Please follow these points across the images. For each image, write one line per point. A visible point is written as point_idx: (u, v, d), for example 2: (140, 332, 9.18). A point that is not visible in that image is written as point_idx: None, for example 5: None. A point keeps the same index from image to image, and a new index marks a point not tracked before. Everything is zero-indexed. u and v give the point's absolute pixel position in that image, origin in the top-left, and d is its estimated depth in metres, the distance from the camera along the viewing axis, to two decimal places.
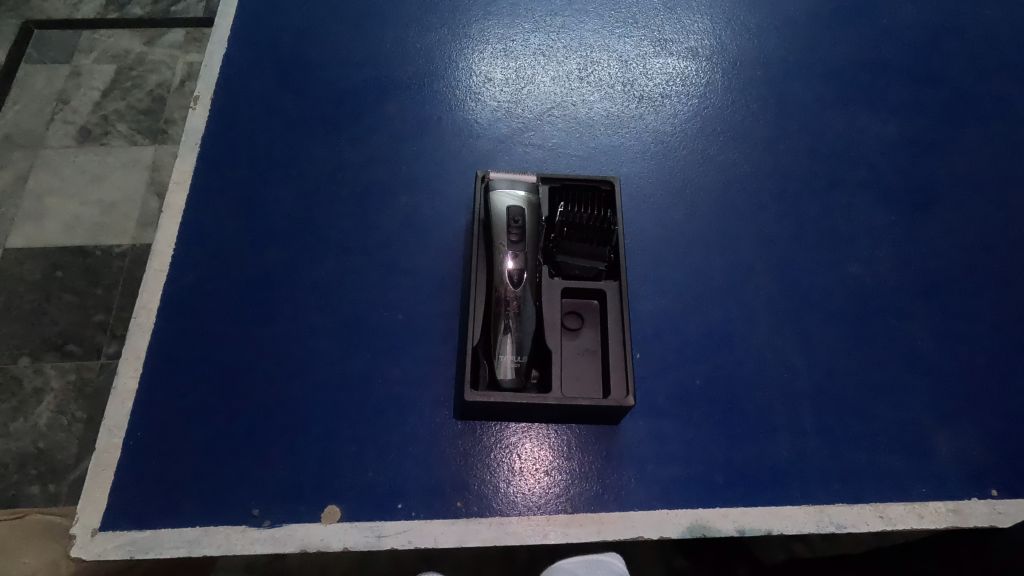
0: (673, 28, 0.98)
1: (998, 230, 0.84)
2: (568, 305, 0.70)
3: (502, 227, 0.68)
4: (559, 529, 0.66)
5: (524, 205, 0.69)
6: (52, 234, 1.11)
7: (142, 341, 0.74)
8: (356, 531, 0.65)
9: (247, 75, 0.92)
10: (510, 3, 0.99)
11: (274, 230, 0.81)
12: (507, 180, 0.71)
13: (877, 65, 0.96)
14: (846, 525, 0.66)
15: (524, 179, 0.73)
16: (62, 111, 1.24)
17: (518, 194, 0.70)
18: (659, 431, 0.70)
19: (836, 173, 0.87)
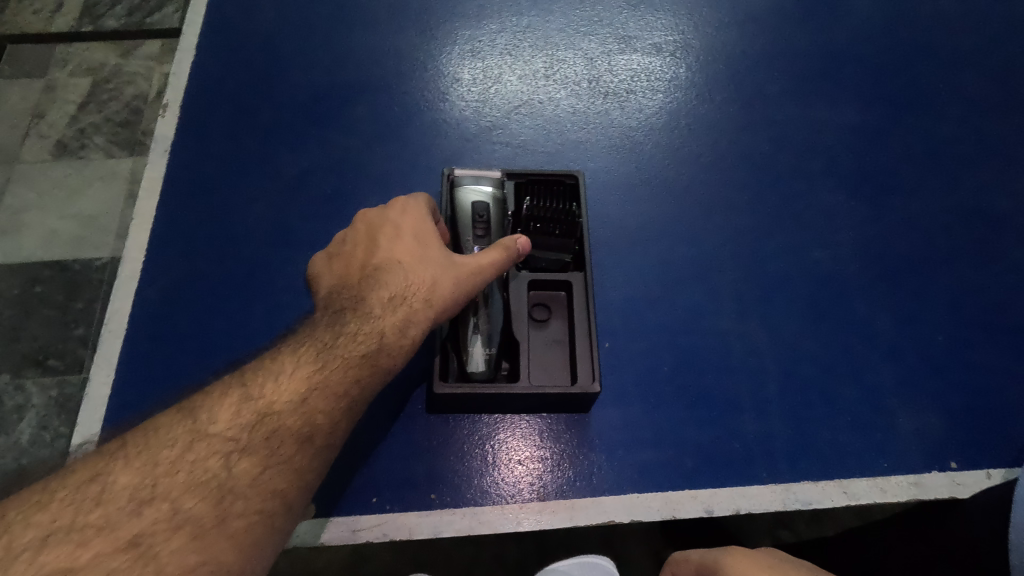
0: (638, 25, 1.00)
1: (954, 211, 0.87)
2: (535, 297, 0.72)
3: (467, 222, 0.69)
4: (532, 517, 0.67)
5: (489, 200, 0.70)
6: (30, 248, 1.11)
7: (114, 347, 0.74)
8: (331, 526, 0.66)
9: (215, 81, 0.93)
10: (475, 4, 1.01)
11: (245, 234, 0.82)
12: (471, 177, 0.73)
13: (835, 55, 0.99)
14: (811, 501, 0.68)
15: (489, 174, 0.74)
16: (37, 125, 1.24)
17: (483, 189, 0.71)
18: (629, 416, 0.72)
19: (797, 162, 0.90)
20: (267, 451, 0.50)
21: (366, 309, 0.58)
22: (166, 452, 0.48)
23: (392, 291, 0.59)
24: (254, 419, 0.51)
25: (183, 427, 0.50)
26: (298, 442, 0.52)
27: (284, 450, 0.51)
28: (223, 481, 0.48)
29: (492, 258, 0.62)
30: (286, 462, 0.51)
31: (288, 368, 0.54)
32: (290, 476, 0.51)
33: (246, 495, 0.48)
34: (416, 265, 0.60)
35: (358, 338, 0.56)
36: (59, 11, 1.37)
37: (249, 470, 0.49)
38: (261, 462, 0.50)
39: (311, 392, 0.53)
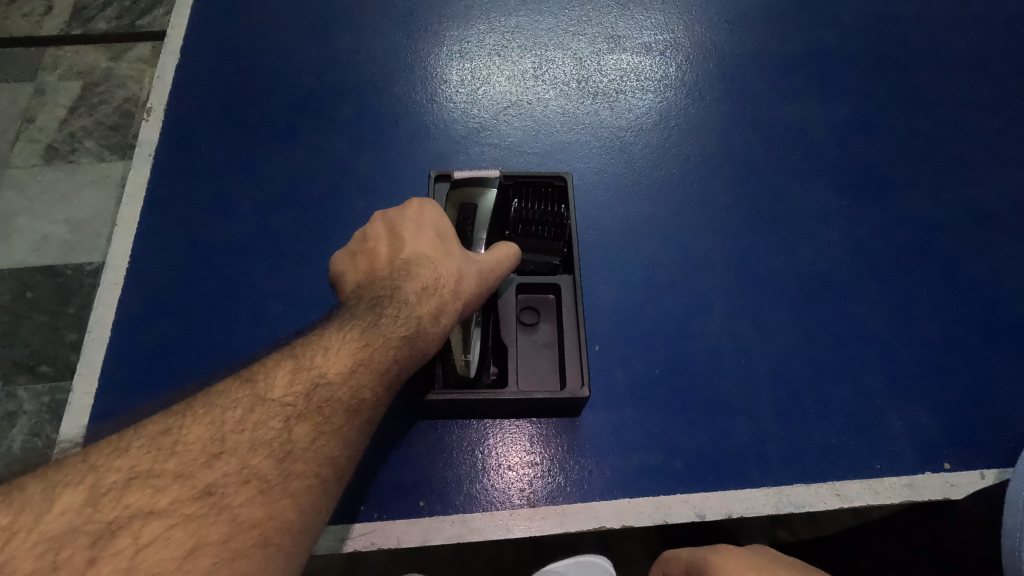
0: (627, 24, 1.00)
1: (946, 209, 0.86)
2: (524, 301, 0.71)
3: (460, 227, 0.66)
4: (523, 523, 0.66)
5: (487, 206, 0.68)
6: (21, 253, 1.09)
7: (97, 354, 0.74)
8: (319, 534, 0.65)
9: (202, 84, 0.92)
10: (464, 4, 1.00)
11: (232, 239, 0.81)
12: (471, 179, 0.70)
13: (826, 54, 0.98)
14: (803, 504, 0.67)
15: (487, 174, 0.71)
16: (27, 130, 1.23)
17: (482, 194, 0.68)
18: (619, 420, 0.71)
19: (788, 161, 0.89)
20: (313, 426, 0.44)
21: (399, 301, 0.52)
22: (202, 434, 0.41)
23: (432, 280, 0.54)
24: (300, 397, 0.45)
25: (240, 395, 0.44)
26: (343, 421, 0.46)
27: (334, 430, 0.45)
28: (283, 449, 0.43)
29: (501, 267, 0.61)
30: (332, 448, 0.45)
31: (325, 347, 0.48)
32: (336, 461, 0.45)
33: (297, 475, 0.43)
34: (443, 256, 0.55)
35: (397, 320, 0.51)
36: (48, 14, 1.36)
37: (298, 449, 0.43)
38: (305, 441, 0.44)
39: (358, 368, 0.48)
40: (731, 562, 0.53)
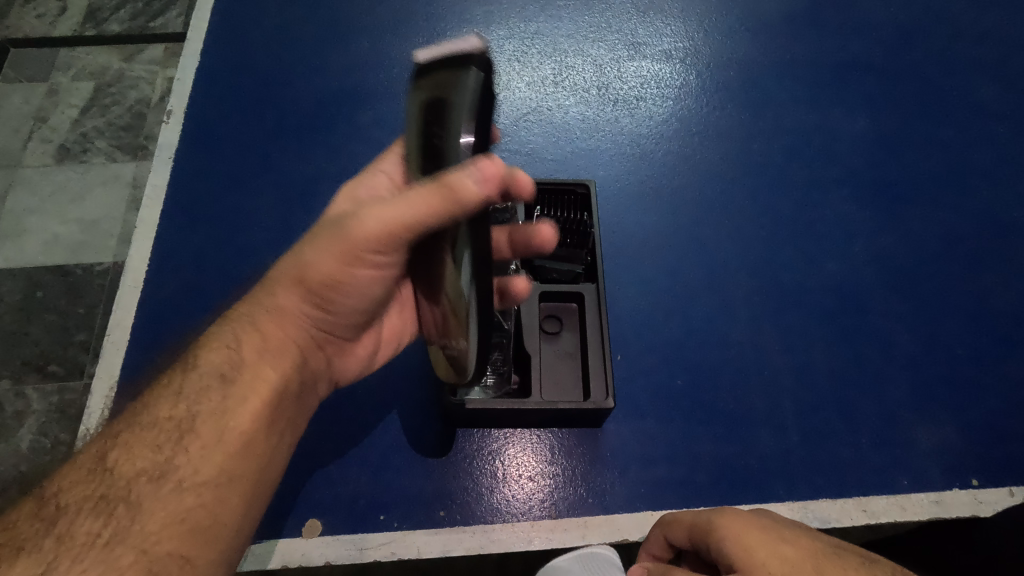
0: (647, 31, 0.99)
1: (971, 221, 0.85)
2: (547, 309, 0.71)
3: (433, 128, 0.48)
4: (544, 535, 0.65)
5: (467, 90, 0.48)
6: (31, 254, 1.09)
7: (115, 358, 0.73)
8: (338, 544, 0.64)
9: (221, 87, 0.92)
10: (483, 9, 1.00)
11: (251, 241, 0.81)
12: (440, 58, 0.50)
13: (847, 63, 0.98)
14: (830, 520, 0.66)
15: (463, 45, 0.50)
16: (40, 129, 1.23)
17: (466, 76, 0.48)
18: (642, 431, 0.70)
19: (810, 171, 0.88)
20: (172, 441, 0.48)
21: (251, 341, 0.54)
22: (76, 487, 0.46)
23: (345, 243, 0.53)
24: (155, 426, 0.49)
25: (92, 452, 0.49)
26: (211, 422, 0.49)
27: (200, 434, 0.49)
28: (156, 470, 0.47)
29: (410, 208, 0.48)
30: (207, 445, 0.48)
31: (168, 383, 0.52)
32: (221, 456, 0.48)
33: (176, 484, 0.46)
34: (316, 268, 0.54)
35: (217, 367, 0.52)
36: (62, 15, 1.36)
37: (176, 457, 0.47)
38: (179, 446, 0.48)
39: (208, 379, 0.51)
40: (734, 523, 0.49)
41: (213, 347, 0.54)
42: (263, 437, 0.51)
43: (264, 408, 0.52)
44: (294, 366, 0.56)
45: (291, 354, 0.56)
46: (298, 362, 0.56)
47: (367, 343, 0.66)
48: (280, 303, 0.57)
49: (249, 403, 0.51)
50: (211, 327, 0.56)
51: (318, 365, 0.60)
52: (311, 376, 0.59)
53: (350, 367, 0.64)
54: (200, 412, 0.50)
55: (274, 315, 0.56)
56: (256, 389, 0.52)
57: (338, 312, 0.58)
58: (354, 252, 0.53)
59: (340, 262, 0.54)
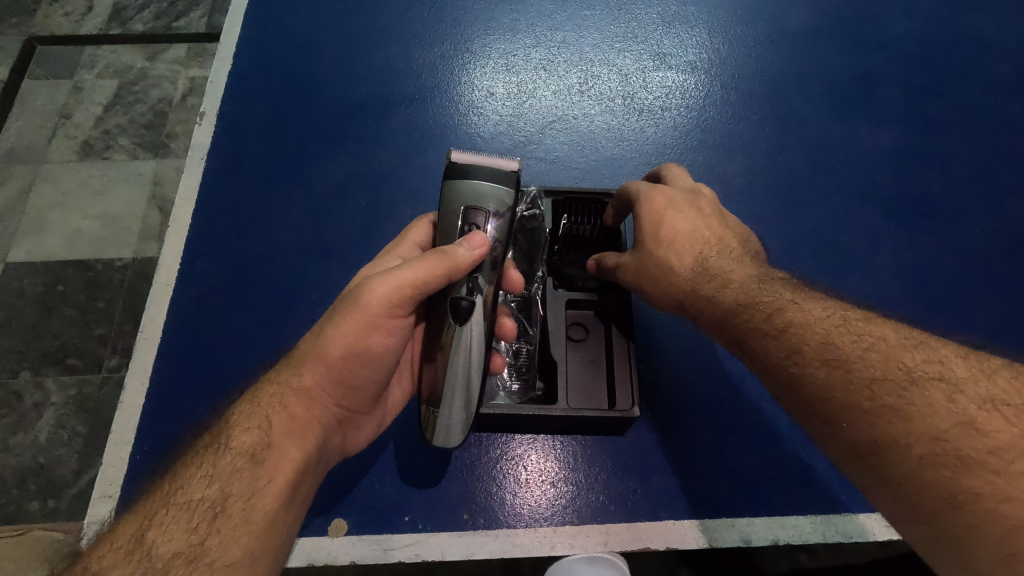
0: (672, 42, 1.00)
1: (998, 237, 0.85)
2: (573, 317, 0.71)
3: (456, 222, 0.59)
4: (566, 541, 0.66)
5: (496, 202, 0.60)
6: (54, 249, 1.12)
7: (147, 356, 0.77)
8: (363, 544, 0.66)
9: (252, 91, 0.94)
10: (510, 18, 1.01)
11: (281, 244, 0.83)
12: (478, 166, 0.61)
13: (873, 76, 0.98)
14: (852, 534, 0.67)
15: (501, 164, 0.62)
16: (64, 126, 1.25)
17: (501, 191, 0.60)
18: (664, 441, 0.71)
19: (834, 184, 0.88)
20: (206, 523, 0.49)
21: (279, 414, 0.55)
22: (114, 570, 0.46)
23: (361, 312, 0.57)
24: (190, 507, 0.50)
25: (125, 533, 0.49)
26: (242, 503, 0.50)
27: (231, 516, 0.50)
28: (190, 551, 0.48)
29: (426, 271, 0.56)
30: (237, 526, 0.49)
31: (201, 462, 0.53)
32: (250, 536, 0.49)
33: (206, 565, 0.47)
34: (331, 343, 0.57)
35: (247, 438, 0.54)
36: (88, 13, 1.38)
37: (208, 539, 0.48)
38: (212, 528, 0.49)
39: (239, 460, 0.52)
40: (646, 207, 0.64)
41: (243, 426, 0.55)
42: (283, 515, 0.52)
43: (289, 486, 0.53)
44: (316, 445, 0.57)
45: (315, 432, 0.57)
46: (320, 434, 0.58)
47: (376, 418, 0.66)
48: (305, 381, 0.57)
49: (275, 484, 0.52)
50: (239, 404, 0.57)
51: (335, 442, 0.61)
52: (328, 452, 0.60)
53: (363, 437, 0.65)
54: (231, 493, 0.51)
55: (301, 395, 0.57)
56: (283, 469, 0.53)
57: (356, 387, 0.60)
58: (371, 319, 0.57)
59: (358, 333, 0.57)
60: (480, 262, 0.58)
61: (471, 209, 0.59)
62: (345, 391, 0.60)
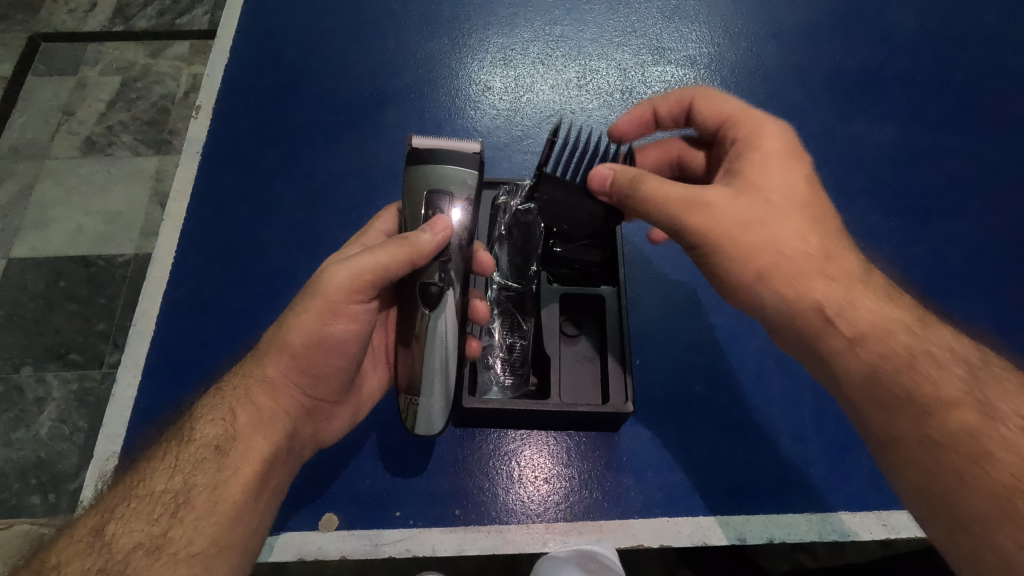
0: (672, 36, 0.99)
1: (999, 235, 0.85)
2: (567, 312, 0.71)
3: (420, 207, 0.58)
4: (558, 538, 0.65)
5: (460, 184, 0.59)
6: (55, 245, 1.12)
7: (141, 348, 0.77)
8: (353, 539, 0.65)
9: (250, 85, 0.94)
10: (509, 11, 1.00)
11: (277, 237, 0.83)
12: (439, 150, 0.60)
13: (876, 72, 0.97)
14: (849, 533, 0.66)
15: (463, 146, 0.62)
16: (67, 122, 1.25)
17: (464, 173, 0.59)
18: (658, 437, 0.70)
19: (834, 181, 0.88)
20: (168, 514, 0.51)
21: (244, 406, 0.56)
22: (76, 560, 0.48)
23: (320, 300, 0.56)
24: (153, 498, 0.52)
25: (88, 525, 0.51)
26: (206, 494, 0.52)
27: (195, 507, 0.51)
28: (153, 542, 0.49)
29: (389, 257, 0.55)
30: (201, 516, 0.51)
31: (165, 454, 0.54)
32: (214, 527, 0.51)
33: (170, 555, 0.49)
34: (293, 332, 0.57)
35: (211, 430, 0.55)
36: (93, 10, 1.38)
37: (171, 531, 0.50)
38: (174, 519, 0.50)
39: (203, 451, 0.54)
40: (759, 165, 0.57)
41: (208, 418, 0.56)
42: (251, 507, 0.53)
43: (255, 477, 0.54)
44: (284, 436, 0.57)
45: (283, 422, 0.57)
46: (288, 423, 0.58)
47: (350, 409, 0.66)
48: (269, 372, 0.58)
49: (240, 475, 0.53)
50: (205, 397, 0.58)
51: (307, 434, 0.61)
52: (302, 442, 0.60)
53: (337, 428, 0.65)
54: (194, 485, 0.52)
55: (265, 386, 0.58)
56: (248, 459, 0.54)
57: (321, 375, 0.60)
58: (330, 307, 0.57)
59: (319, 322, 0.57)
60: (445, 248, 0.58)
61: (435, 192, 0.58)
62: (311, 380, 0.59)
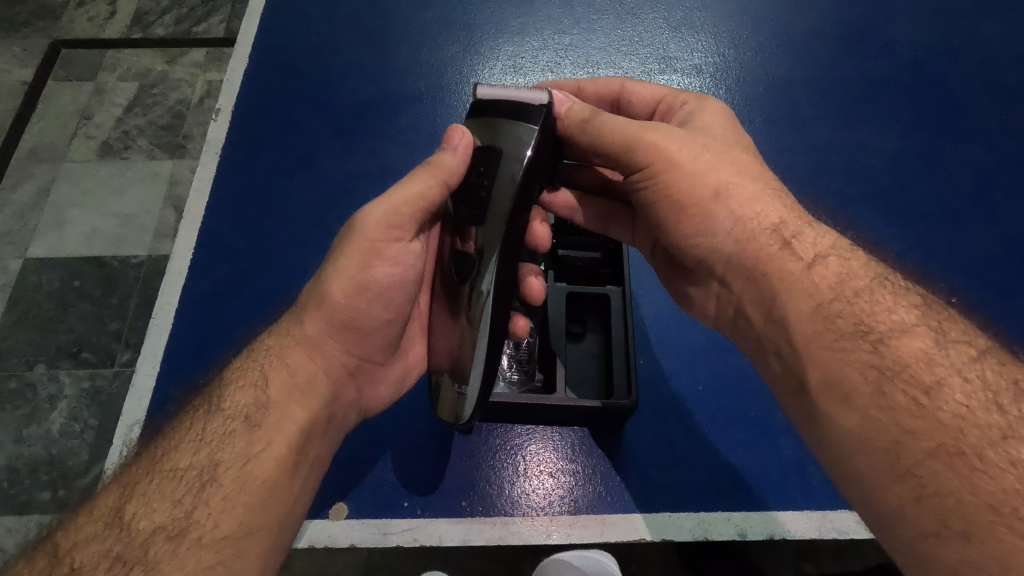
0: (678, 46, 1.01)
1: (999, 242, 0.86)
2: (572, 312, 0.73)
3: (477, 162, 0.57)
4: (562, 530, 0.67)
5: (520, 146, 0.56)
6: (71, 244, 1.15)
7: (158, 340, 0.80)
8: (362, 528, 0.67)
9: (267, 89, 0.97)
10: (519, 21, 1.03)
11: (292, 236, 0.86)
12: (501, 101, 0.59)
13: (878, 81, 0.99)
14: (847, 531, 0.67)
15: (529, 96, 0.59)
16: (85, 126, 1.29)
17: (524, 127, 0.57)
18: (660, 434, 0.71)
19: (836, 188, 0.90)
20: (193, 494, 0.49)
21: (281, 368, 0.57)
22: (91, 545, 0.46)
23: (363, 244, 0.59)
24: (176, 476, 0.50)
25: (107, 503, 0.49)
26: (235, 471, 0.50)
27: (222, 485, 0.49)
28: (175, 526, 0.47)
29: (426, 181, 0.58)
30: (229, 496, 0.49)
31: (191, 426, 0.53)
32: (243, 508, 0.49)
33: (194, 540, 0.47)
34: (337, 280, 0.59)
35: (242, 400, 0.54)
36: (112, 18, 1.42)
37: (197, 510, 0.48)
38: (200, 499, 0.49)
39: (231, 422, 0.53)
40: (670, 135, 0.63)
41: (237, 387, 0.56)
42: (288, 484, 0.52)
43: (290, 447, 0.53)
44: (323, 402, 0.58)
45: (318, 387, 0.58)
46: (326, 384, 0.59)
47: (393, 374, 0.69)
48: (309, 330, 0.60)
49: (271, 449, 0.52)
50: (234, 364, 0.59)
51: (349, 397, 0.63)
52: (344, 406, 0.62)
53: (379, 393, 0.67)
54: (222, 461, 0.51)
55: (304, 342, 0.59)
56: (281, 432, 0.53)
57: (365, 332, 0.62)
58: (371, 248, 0.59)
59: (360, 267, 0.59)
60: (486, 207, 0.57)
61: (489, 151, 0.57)
62: (353, 336, 0.61)
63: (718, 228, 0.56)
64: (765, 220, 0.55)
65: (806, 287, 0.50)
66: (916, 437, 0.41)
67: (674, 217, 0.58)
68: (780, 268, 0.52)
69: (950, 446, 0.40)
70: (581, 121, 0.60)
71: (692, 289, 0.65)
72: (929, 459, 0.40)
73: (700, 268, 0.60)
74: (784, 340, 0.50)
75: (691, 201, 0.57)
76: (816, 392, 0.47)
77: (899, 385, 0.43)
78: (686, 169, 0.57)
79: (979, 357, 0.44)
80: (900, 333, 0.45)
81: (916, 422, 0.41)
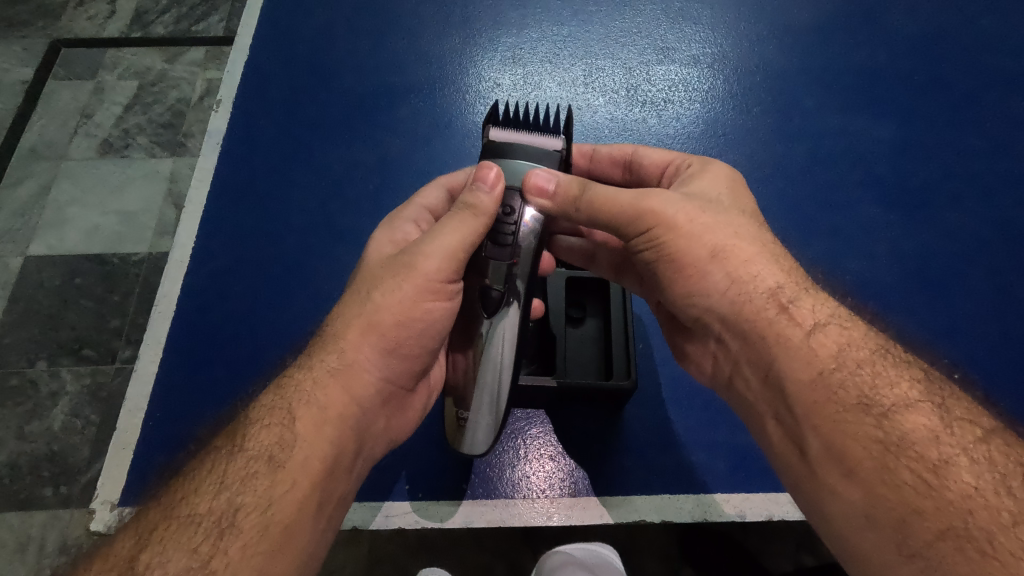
0: (676, 36, 1.02)
1: (999, 226, 0.87)
2: (572, 297, 0.74)
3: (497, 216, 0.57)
4: (562, 512, 0.68)
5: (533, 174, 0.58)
6: (72, 241, 1.16)
7: (161, 329, 0.82)
8: (365, 510, 0.69)
9: (269, 81, 0.98)
10: (517, 12, 1.04)
11: (295, 227, 0.87)
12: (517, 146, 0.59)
13: (876, 72, 0.99)
14: None
15: (547, 142, 0.60)
16: (85, 125, 1.29)
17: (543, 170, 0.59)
18: (661, 416, 0.72)
19: (833, 176, 0.91)
20: (212, 539, 0.46)
21: (309, 401, 0.54)
22: None
23: (418, 278, 0.57)
24: (195, 522, 0.47)
25: (123, 550, 0.47)
26: (255, 515, 0.48)
27: (242, 530, 0.47)
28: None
29: (473, 227, 0.57)
30: (249, 541, 0.47)
31: (211, 469, 0.51)
32: (264, 556, 0.47)
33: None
34: (387, 312, 0.57)
35: (269, 439, 0.52)
36: (111, 18, 1.42)
37: (215, 559, 0.45)
38: (218, 547, 0.46)
39: (254, 463, 0.50)
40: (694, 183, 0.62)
41: (263, 425, 0.53)
42: (308, 525, 0.50)
43: (311, 489, 0.51)
44: (352, 436, 0.55)
45: (346, 430, 0.55)
46: (358, 420, 0.56)
47: (422, 398, 0.66)
48: (348, 365, 0.57)
49: (295, 490, 0.50)
50: (263, 398, 0.56)
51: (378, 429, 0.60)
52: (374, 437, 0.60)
53: (408, 420, 0.64)
54: (242, 505, 0.48)
55: (341, 374, 0.56)
56: (305, 475, 0.50)
57: (408, 358, 0.59)
58: (428, 284, 0.57)
59: (414, 301, 0.57)
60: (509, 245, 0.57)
61: (508, 189, 0.57)
62: (396, 362, 0.59)
63: (715, 289, 0.55)
64: (763, 283, 0.54)
65: (823, 340, 0.52)
66: (927, 507, 0.43)
67: (674, 278, 0.57)
68: (788, 324, 0.53)
69: (959, 530, 0.41)
70: (574, 198, 0.56)
71: (687, 343, 0.65)
72: (937, 539, 0.41)
73: (698, 325, 0.60)
74: (786, 333, 0.52)
75: (689, 263, 0.56)
76: (816, 457, 0.49)
77: (905, 461, 0.44)
78: (685, 232, 0.55)
79: (984, 437, 0.45)
80: (904, 408, 0.47)
81: (924, 501, 0.43)
